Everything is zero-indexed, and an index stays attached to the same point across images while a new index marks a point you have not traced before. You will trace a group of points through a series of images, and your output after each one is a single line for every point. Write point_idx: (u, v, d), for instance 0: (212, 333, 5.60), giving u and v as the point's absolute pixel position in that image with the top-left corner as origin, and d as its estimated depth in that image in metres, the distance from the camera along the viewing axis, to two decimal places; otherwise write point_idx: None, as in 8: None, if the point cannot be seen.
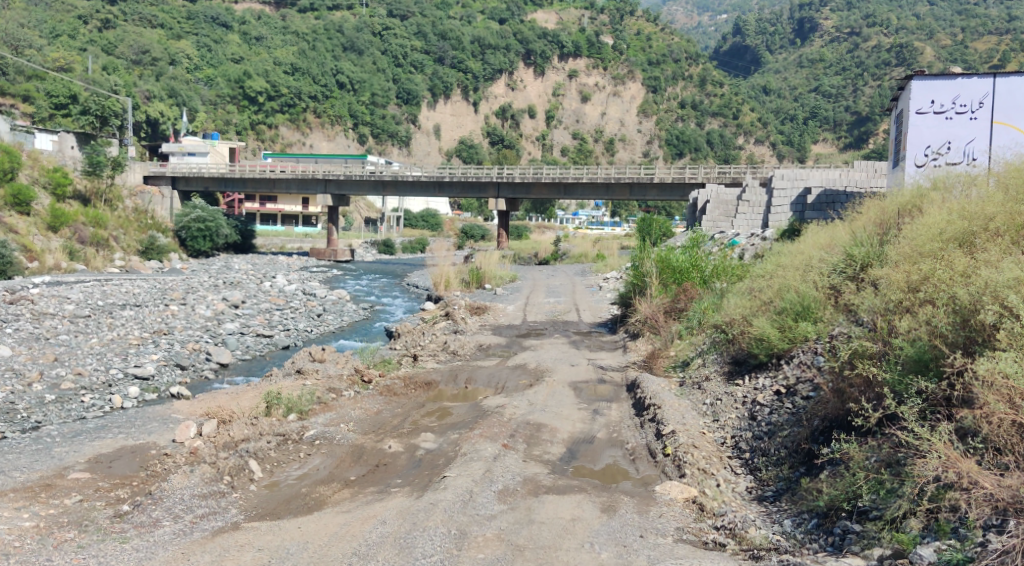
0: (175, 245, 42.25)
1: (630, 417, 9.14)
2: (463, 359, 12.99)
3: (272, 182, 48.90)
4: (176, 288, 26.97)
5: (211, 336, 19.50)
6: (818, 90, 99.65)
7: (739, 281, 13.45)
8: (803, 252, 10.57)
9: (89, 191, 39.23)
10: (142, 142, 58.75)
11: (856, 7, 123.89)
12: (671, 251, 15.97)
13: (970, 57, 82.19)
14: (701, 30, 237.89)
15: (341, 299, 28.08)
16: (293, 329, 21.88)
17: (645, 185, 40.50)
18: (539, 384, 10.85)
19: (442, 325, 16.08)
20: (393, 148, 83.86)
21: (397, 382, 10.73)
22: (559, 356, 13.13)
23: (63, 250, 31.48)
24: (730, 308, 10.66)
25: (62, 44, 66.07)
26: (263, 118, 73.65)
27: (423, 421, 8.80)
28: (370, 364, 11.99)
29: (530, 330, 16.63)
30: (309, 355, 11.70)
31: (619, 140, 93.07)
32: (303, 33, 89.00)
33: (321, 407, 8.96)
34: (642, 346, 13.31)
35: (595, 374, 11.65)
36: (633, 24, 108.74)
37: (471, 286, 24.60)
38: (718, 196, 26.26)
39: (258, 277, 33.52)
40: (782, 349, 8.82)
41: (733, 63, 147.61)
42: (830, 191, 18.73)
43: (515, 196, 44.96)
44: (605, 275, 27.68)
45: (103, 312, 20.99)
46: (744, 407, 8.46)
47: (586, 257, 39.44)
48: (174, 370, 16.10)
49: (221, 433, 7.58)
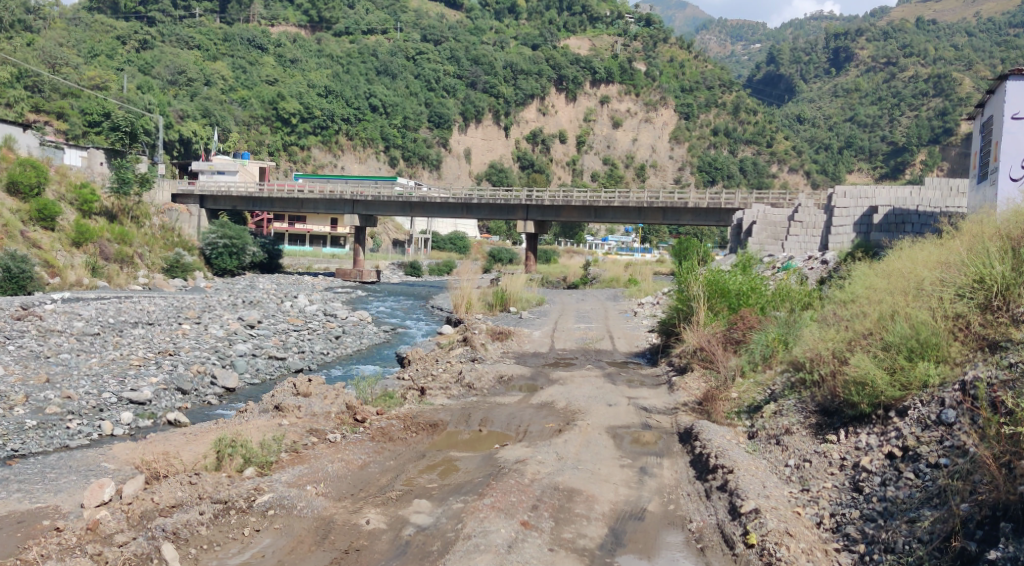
0: (200, 263, 40.80)
1: (689, 480, 7.07)
2: (480, 395, 10.90)
3: (300, 202, 47.51)
4: (193, 307, 25.38)
5: (219, 357, 17.68)
6: (853, 120, 96.78)
7: (809, 310, 11.32)
8: (905, 271, 8.41)
9: (116, 208, 37.74)
10: (173, 161, 57.92)
11: (894, 37, 121.05)
12: (721, 274, 13.97)
13: None
14: (734, 59, 236.08)
15: (362, 321, 26.19)
16: (308, 352, 20.07)
17: (680, 209, 38.48)
18: (572, 430, 8.76)
19: (459, 351, 14.09)
20: (423, 171, 82.48)
21: (395, 423, 8.73)
22: (594, 393, 10.97)
23: (85, 266, 30.02)
24: (808, 338, 8.54)
25: (100, 64, 66.36)
26: (295, 139, 72.85)
27: (420, 478, 6.84)
28: (368, 399, 9.96)
29: (559, 359, 14.63)
30: (294, 388, 9.70)
31: (650, 166, 91.06)
32: (337, 57, 88.34)
33: (291, 458, 7.03)
34: (693, 383, 11.13)
35: (639, 418, 9.56)
36: (667, 51, 105.40)
37: (495, 308, 22.64)
38: (765, 217, 24.01)
39: (279, 296, 31.88)
40: (892, 397, 6.68)
41: (766, 92, 145.08)
42: (899, 211, 16.42)
43: (544, 219, 43.02)
44: (640, 301, 25.54)
45: (112, 330, 19.34)
46: (845, 475, 6.39)
47: (618, 282, 37.48)
48: (175, 395, 13.97)
49: (140, 498, 5.79)
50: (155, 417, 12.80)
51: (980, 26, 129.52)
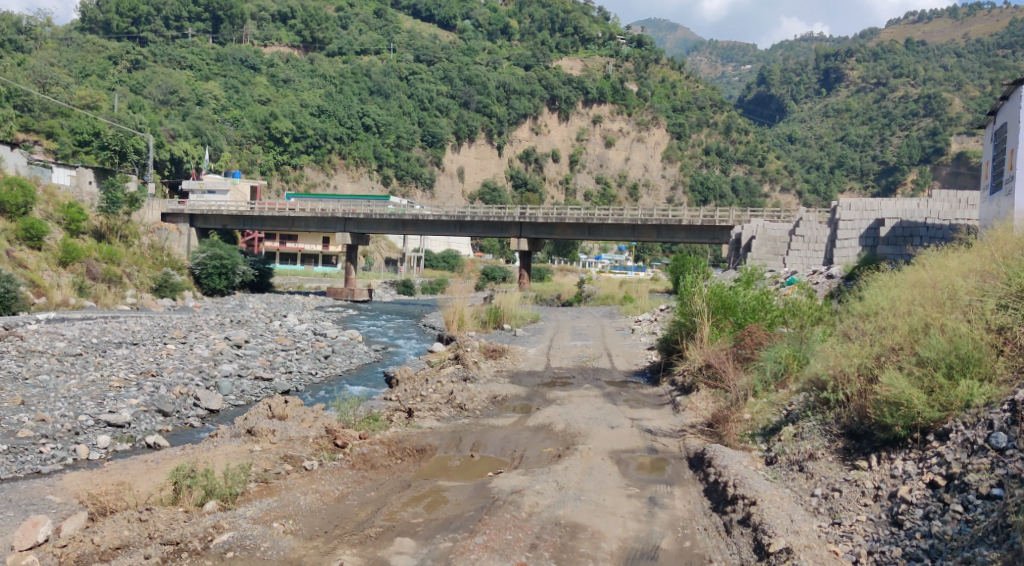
0: (189, 282, 39.96)
1: (705, 512, 6.35)
2: (472, 417, 10.15)
3: (291, 221, 46.73)
4: (180, 326, 24.58)
5: (203, 378, 16.85)
6: (844, 139, 96.85)
7: (823, 326, 10.63)
8: (935, 280, 7.76)
9: (104, 227, 36.88)
10: (163, 180, 57.16)
11: (883, 58, 121.65)
12: (726, 288, 13.32)
13: None
14: (725, 80, 237.04)
15: (352, 340, 25.40)
16: (295, 372, 19.25)
17: (674, 226, 37.96)
18: (572, 456, 8.04)
19: (450, 369, 13.35)
20: (416, 191, 81.77)
21: (379, 449, 7.99)
22: (594, 414, 10.22)
23: (72, 286, 29.18)
24: (832, 351, 7.86)
25: (92, 84, 65.69)
26: (287, 158, 72.28)
27: (404, 512, 6.13)
28: (351, 422, 9.22)
29: (555, 379, 13.91)
30: (269, 411, 8.92)
31: (643, 186, 90.59)
32: (329, 76, 87.77)
33: (260, 490, 6.33)
34: (700, 402, 10.43)
35: (644, 442, 8.85)
36: (658, 71, 105.40)
37: (489, 325, 21.89)
38: (764, 232, 23.41)
39: (268, 316, 31.08)
40: (930, 419, 5.99)
41: (758, 113, 145.28)
42: (906, 223, 15.83)
43: (538, 236, 42.34)
44: (638, 318, 24.87)
45: (95, 350, 18.53)
46: (880, 507, 5.71)
47: (613, 299, 36.84)
48: (154, 417, 12.99)
49: (81, 541, 5.12)
50: (133, 440, 11.86)
51: (969, 47, 130.19)
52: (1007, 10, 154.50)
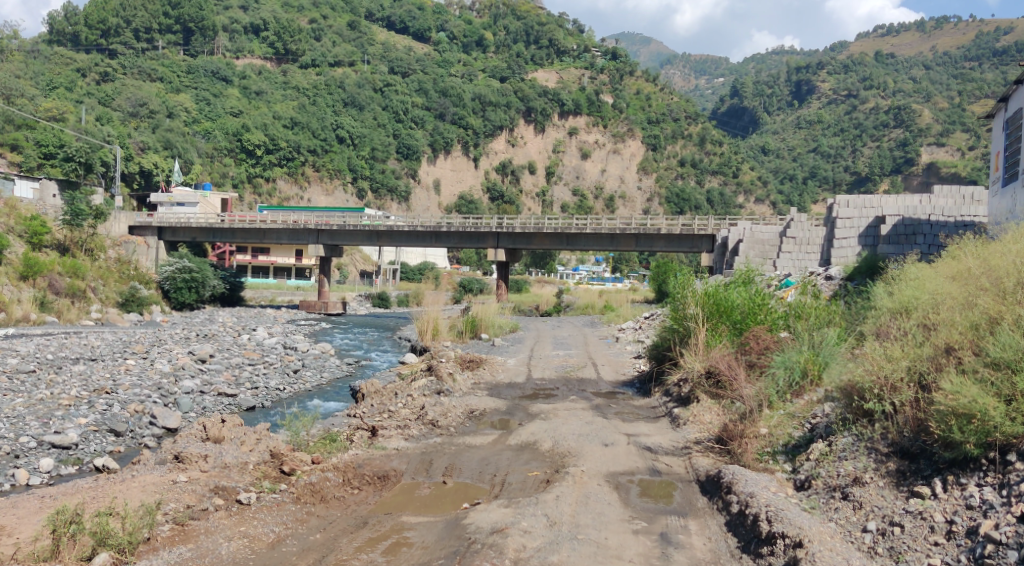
0: (156, 297, 37.91)
1: (732, 554, 5.22)
2: (445, 436, 8.86)
3: (262, 233, 44.95)
4: (143, 341, 22.97)
5: (162, 396, 15.29)
6: (817, 150, 97.01)
7: (839, 333, 9.48)
8: (986, 269, 6.69)
9: (69, 241, 35.06)
10: (131, 193, 55.36)
11: (854, 70, 122.38)
12: (722, 288, 12.16)
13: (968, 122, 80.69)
14: (699, 94, 237.79)
15: (323, 354, 23.96)
16: (262, 388, 17.72)
17: (652, 235, 36.89)
18: (563, 482, 6.77)
19: (423, 381, 11.99)
20: (392, 204, 80.21)
21: (332, 477, 6.71)
22: (586, 430, 8.96)
23: (33, 301, 27.41)
24: (871, 351, 6.74)
25: (58, 97, 63.41)
26: (260, 171, 70.63)
27: (355, 560, 4.92)
28: (303, 444, 7.91)
29: (539, 390, 12.66)
30: (203, 434, 7.56)
31: (619, 197, 89.85)
32: (303, 89, 85.86)
33: (174, 539, 5.08)
34: (703, 414, 9.21)
35: (645, 461, 7.65)
36: (633, 84, 104.92)
37: (465, 336, 20.55)
38: (753, 234, 22.41)
39: (236, 329, 29.45)
40: (1008, 435, 4.89)
41: (731, 124, 145.23)
42: (909, 220, 14.83)
43: (515, 246, 40.97)
44: (621, 326, 23.71)
45: (50, 366, 16.98)
46: (955, 546, 4.56)
47: (593, 308, 35.88)
48: (106, 436, 11.09)
49: None
50: (81, 463, 10.06)
51: (937, 60, 131.18)
52: (972, 25, 156.24)
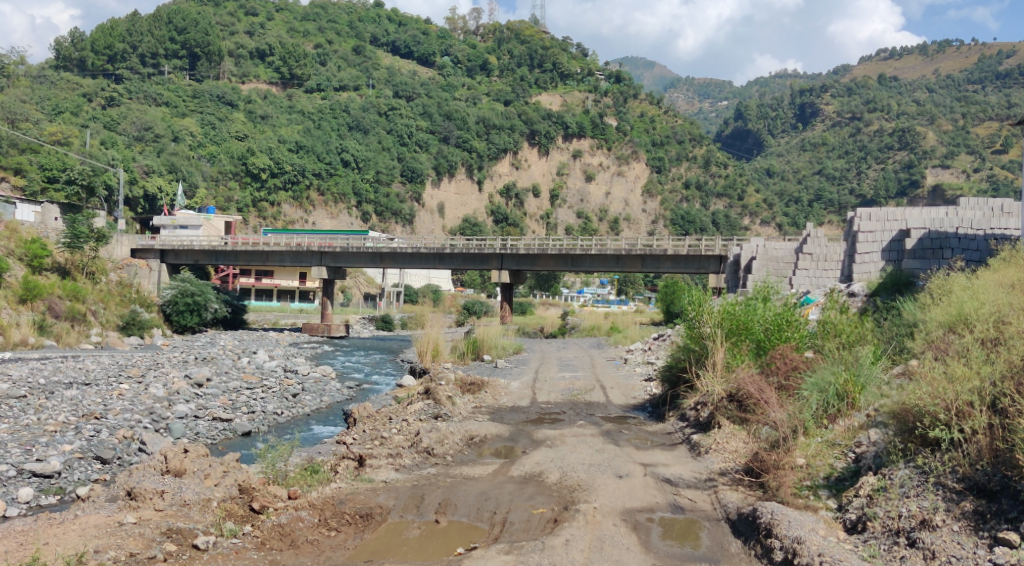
0: (158, 320, 36.97)
1: None
2: (441, 466, 7.96)
3: (265, 256, 44.12)
4: (139, 365, 22.07)
5: (153, 421, 14.31)
6: (821, 172, 96.33)
7: (879, 354, 8.58)
8: None
9: (70, 264, 34.24)
10: (135, 217, 54.99)
11: (858, 93, 122.11)
12: (742, 303, 11.26)
13: (972, 144, 80.45)
14: (703, 116, 238.15)
15: (323, 377, 23.06)
16: (259, 413, 16.80)
17: (658, 256, 36.02)
18: (573, 521, 5.90)
19: (421, 405, 11.09)
20: (396, 227, 79.58)
21: (306, 517, 5.88)
22: (596, 459, 8.05)
23: (31, 324, 26.54)
24: (929, 370, 5.93)
25: (64, 121, 62.93)
26: (265, 195, 70.18)
27: None
28: (279, 477, 7.06)
29: (546, 415, 11.77)
30: (161, 469, 6.72)
31: (624, 220, 89.20)
32: (308, 113, 85.58)
33: None
34: (729, 442, 8.29)
35: (663, 496, 6.77)
36: (637, 107, 104.62)
37: (467, 357, 19.72)
38: (766, 251, 21.55)
39: (236, 352, 28.60)
40: None
41: (735, 147, 144.65)
42: (936, 233, 13.94)
43: (519, 268, 40.07)
44: (628, 347, 22.88)
45: (42, 391, 16.05)
46: None
47: (599, 330, 35.02)
48: (91, 463, 9.91)
49: None
50: (63, 493, 8.91)
51: (940, 82, 130.65)
52: (974, 47, 156.17)
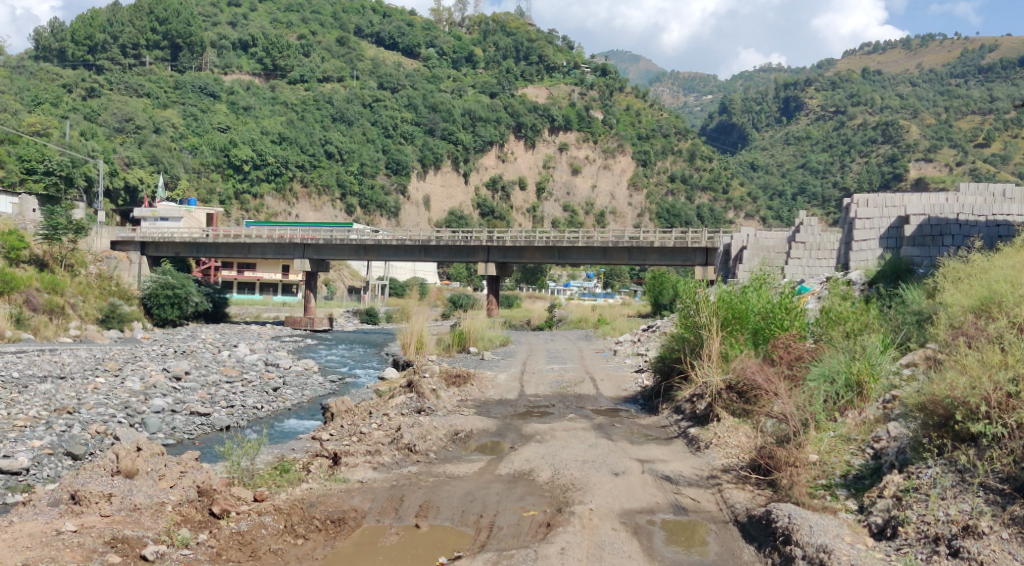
0: (138, 313, 36.01)
1: None
2: (423, 464, 7.40)
3: (248, 248, 43.20)
4: (117, 359, 21.28)
5: (128, 416, 13.60)
6: (806, 166, 96.30)
7: (889, 344, 8.04)
8: None
9: (47, 256, 33.12)
10: (115, 209, 53.83)
11: (842, 87, 122.15)
12: (741, 292, 10.71)
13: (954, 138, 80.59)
14: (688, 110, 237.56)
15: (306, 371, 22.41)
16: (238, 407, 16.12)
17: (645, 248, 35.45)
18: (568, 525, 5.36)
19: (404, 399, 10.52)
20: (381, 219, 78.53)
21: (272, 522, 5.33)
22: (590, 455, 7.49)
23: (7, 318, 25.64)
24: (961, 360, 5.40)
25: (43, 112, 61.46)
26: (247, 187, 69.17)
27: None
28: (245, 477, 6.47)
29: (534, 408, 11.23)
30: (116, 470, 6.10)
31: (609, 213, 88.79)
32: (291, 104, 84.36)
33: None
34: (732, 437, 7.75)
35: (664, 495, 6.23)
36: (623, 100, 104.08)
37: (453, 350, 19.16)
38: (757, 241, 21.07)
39: (217, 346, 27.79)
40: None
41: (720, 140, 144.41)
42: (936, 219, 13.49)
43: (506, 260, 39.37)
44: (617, 339, 22.34)
45: (14, 385, 15.32)
46: None
47: (585, 323, 34.48)
48: (61, 459, 9.21)
49: None
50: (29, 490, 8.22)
51: (923, 77, 130.93)
52: (956, 42, 156.68)
